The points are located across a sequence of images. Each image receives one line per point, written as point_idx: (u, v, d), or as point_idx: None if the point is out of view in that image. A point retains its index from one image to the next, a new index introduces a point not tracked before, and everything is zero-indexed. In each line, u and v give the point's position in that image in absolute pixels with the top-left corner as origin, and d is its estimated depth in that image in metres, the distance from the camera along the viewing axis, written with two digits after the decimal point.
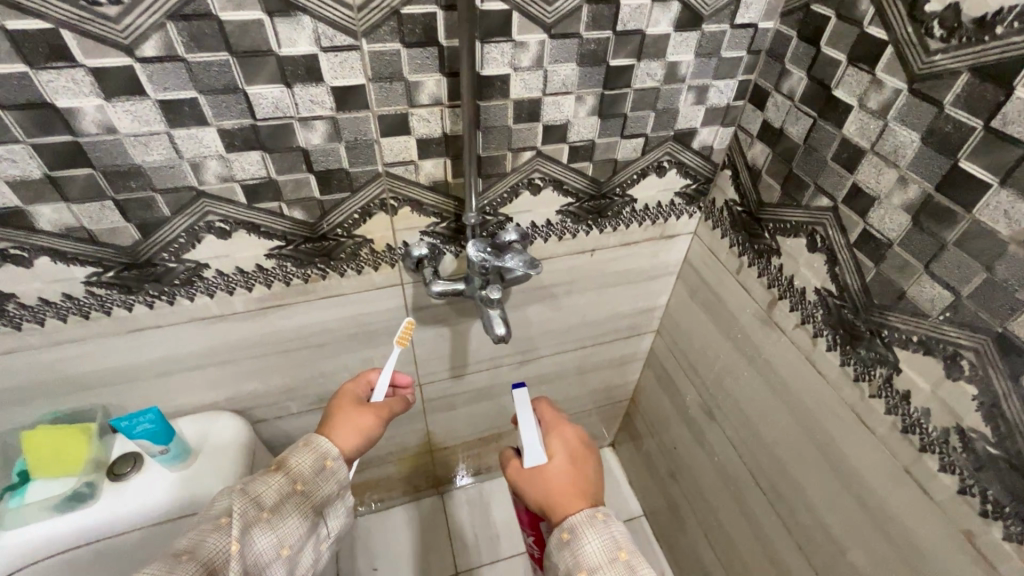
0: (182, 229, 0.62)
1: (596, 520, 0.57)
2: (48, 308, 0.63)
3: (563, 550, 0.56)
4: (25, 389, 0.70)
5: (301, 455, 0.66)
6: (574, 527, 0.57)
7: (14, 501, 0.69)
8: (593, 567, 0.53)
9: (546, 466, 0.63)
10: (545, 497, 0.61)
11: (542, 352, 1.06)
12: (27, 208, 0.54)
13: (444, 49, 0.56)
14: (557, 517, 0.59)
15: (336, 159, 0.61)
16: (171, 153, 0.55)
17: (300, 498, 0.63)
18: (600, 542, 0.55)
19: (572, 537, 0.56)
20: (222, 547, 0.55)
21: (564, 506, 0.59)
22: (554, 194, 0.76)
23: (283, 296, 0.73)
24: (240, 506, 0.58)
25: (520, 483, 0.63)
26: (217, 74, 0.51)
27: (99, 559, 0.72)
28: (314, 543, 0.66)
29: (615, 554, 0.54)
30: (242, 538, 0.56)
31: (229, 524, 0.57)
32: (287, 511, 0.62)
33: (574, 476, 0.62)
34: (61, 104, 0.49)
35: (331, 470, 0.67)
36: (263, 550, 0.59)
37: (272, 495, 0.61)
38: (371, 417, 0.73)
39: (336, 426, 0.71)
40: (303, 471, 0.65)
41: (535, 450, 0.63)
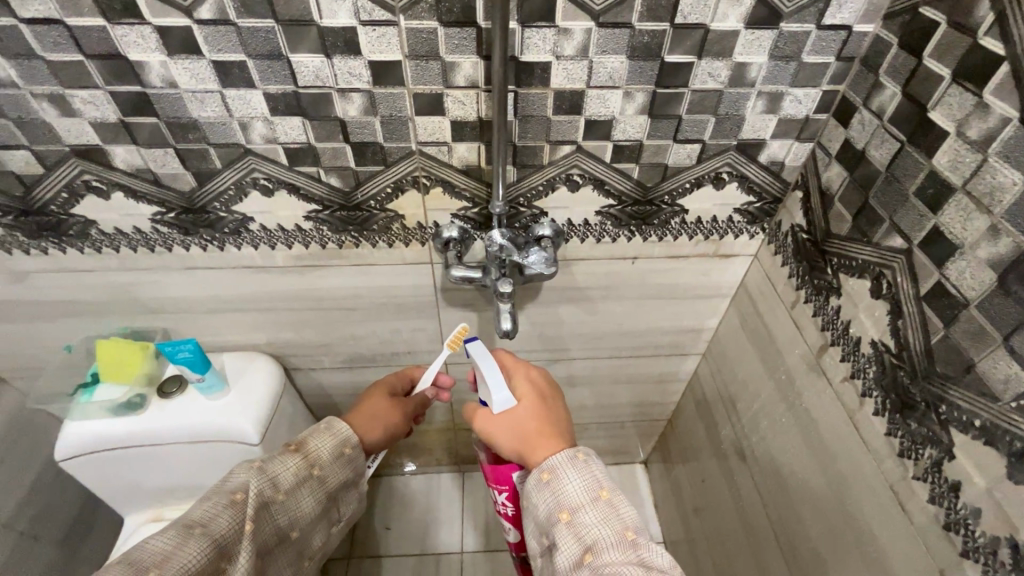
0: (231, 182, 0.67)
1: (576, 460, 0.58)
2: (122, 237, 0.72)
3: (542, 491, 0.57)
4: (102, 304, 0.81)
5: (321, 440, 0.67)
6: (555, 467, 0.57)
7: (85, 397, 0.81)
8: (574, 507, 0.54)
9: (515, 410, 0.62)
10: (519, 444, 0.61)
11: (575, 354, 1.02)
12: (105, 147, 0.62)
13: (481, 30, 0.54)
14: (533, 463, 0.59)
15: (371, 132, 0.63)
16: (222, 111, 0.60)
17: (315, 482, 0.65)
18: (580, 483, 0.56)
19: (552, 479, 0.57)
20: (233, 525, 0.58)
21: (540, 448, 0.60)
22: (594, 193, 0.72)
23: (319, 258, 0.77)
24: (256, 486, 0.61)
25: (489, 433, 0.63)
26: (264, 40, 0.54)
27: (147, 456, 0.83)
28: (322, 527, 0.70)
29: (596, 493, 0.55)
30: (256, 518, 0.60)
31: (244, 502, 0.60)
32: (301, 494, 0.65)
33: (541, 416, 0.62)
34: (132, 57, 0.54)
35: (348, 457, 0.69)
36: (272, 530, 0.63)
37: (290, 477, 0.63)
38: (398, 410, 0.77)
39: (364, 419, 0.74)
40: (323, 453, 0.67)
41: (503, 397, 0.62)
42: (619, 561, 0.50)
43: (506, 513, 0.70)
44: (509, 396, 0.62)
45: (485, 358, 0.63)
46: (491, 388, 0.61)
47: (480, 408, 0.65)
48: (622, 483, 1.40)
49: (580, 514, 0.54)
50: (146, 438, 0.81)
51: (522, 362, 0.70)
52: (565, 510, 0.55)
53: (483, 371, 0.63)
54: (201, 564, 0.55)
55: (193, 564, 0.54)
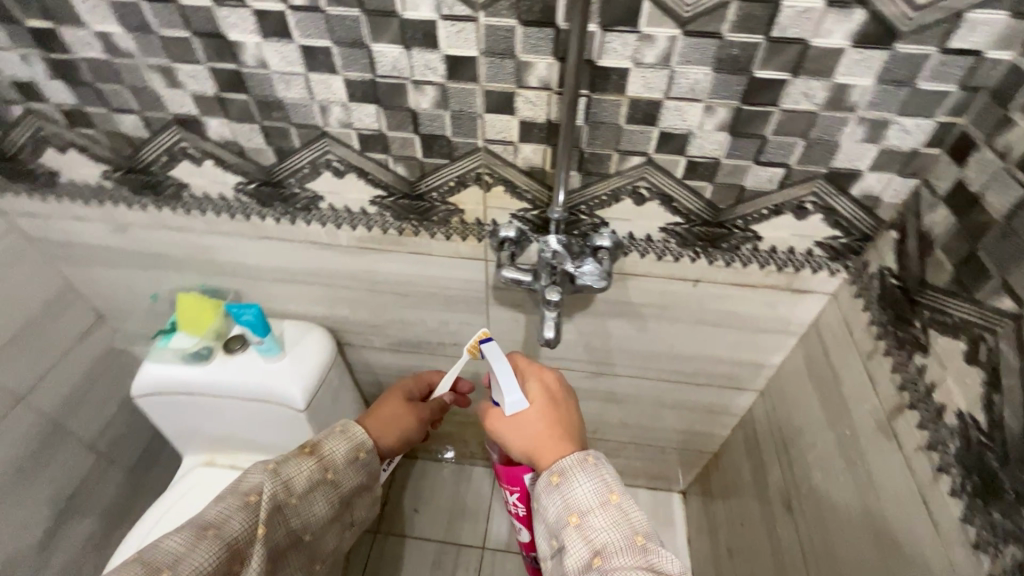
0: (307, 161, 0.70)
1: (586, 463, 0.57)
2: (209, 202, 0.78)
3: (551, 493, 0.56)
4: (186, 260, 0.88)
5: (335, 443, 0.71)
6: (565, 470, 0.57)
7: (161, 342, 0.89)
8: (583, 511, 0.54)
9: (524, 412, 0.61)
10: (529, 447, 0.60)
11: (621, 370, 0.99)
12: (202, 118, 0.67)
13: (560, 31, 0.53)
14: (542, 465, 0.59)
15: (440, 125, 0.63)
16: (305, 94, 0.62)
17: (328, 486, 0.69)
18: (590, 487, 0.55)
19: (563, 481, 0.56)
20: (244, 526, 0.62)
21: (550, 450, 0.59)
22: (660, 208, 0.68)
23: (379, 242, 0.79)
24: (270, 489, 0.64)
25: (500, 432, 0.62)
26: (349, 28, 0.56)
27: (208, 403, 0.90)
28: (335, 530, 0.73)
29: (606, 497, 0.54)
30: (268, 521, 0.64)
31: (257, 505, 0.63)
32: (314, 498, 0.68)
33: (554, 418, 0.61)
34: (232, 37, 0.58)
35: (361, 461, 0.72)
36: (283, 531, 0.66)
37: (303, 481, 0.67)
38: (414, 415, 0.81)
39: (379, 422, 0.77)
40: (336, 456, 0.70)
41: (516, 398, 0.61)
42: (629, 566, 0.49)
43: (518, 513, 0.73)
44: (521, 398, 0.61)
45: (498, 358, 0.62)
46: (504, 388, 0.60)
47: (491, 408, 0.64)
48: (655, 509, 1.34)
49: (590, 518, 0.54)
50: (209, 387, 0.87)
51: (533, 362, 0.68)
52: (574, 513, 0.54)
53: (495, 372, 0.61)
54: (214, 565, 0.59)
55: (207, 564, 0.58)
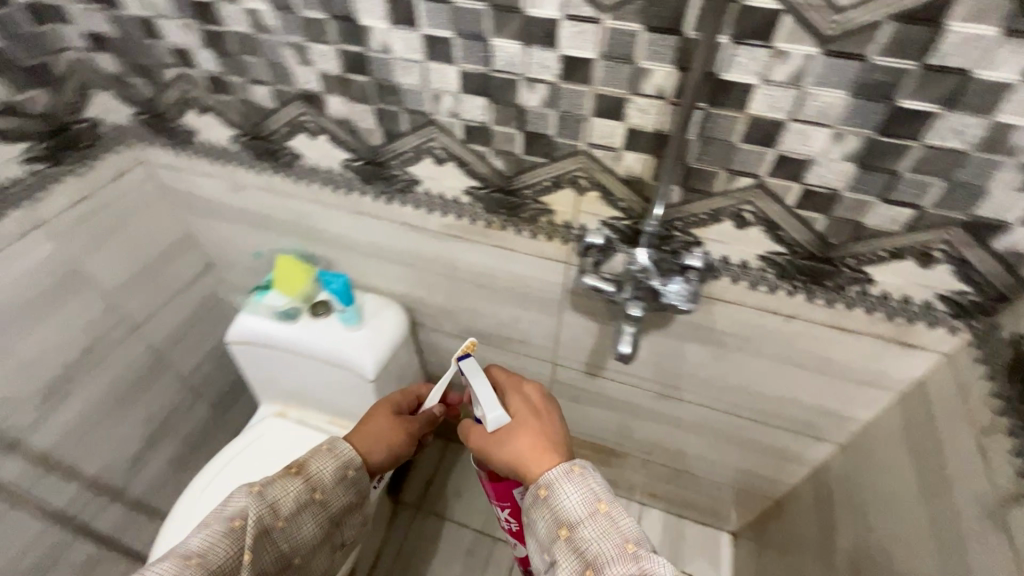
0: (411, 146, 0.73)
1: (571, 473, 0.58)
2: (316, 174, 0.83)
3: (540, 506, 0.57)
4: (287, 225, 0.95)
5: (320, 462, 0.70)
6: (551, 482, 0.58)
7: (257, 298, 0.97)
8: (572, 522, 0.55)
9: (507, 426, 0.64)
10: (517, 460, 0.62)
11: (687, 396, 0.95)
12: (324, 95, 0.72)
13: (685, 40, 0.51)
14: (531, 477, 0.60)
15: (545, 124, 0.63)
16: (421, 81, 0.65)
17: (317, 505, 0.68)
18: (577, 498, 0.56)
19: (551, 493, 0.57)
20: (229, 553, 0.59)
21: (536, 461, 0.61)
22: (762, 235, 0.64)
23: (466, 232, 0.81)
24: (256, 511, 0.62)
25: (487, 449, 0.65)
26: (473, 21, 0.57)
27: (289, 359, 0.96)
28: (325, 551, 0.71)
29: (594, 506, 0.55)
30: (255, 547, 0.61)
31: (243, 529, 0.61)
32: (301, 519, 0.66)
33: (536, 431, 0.64)
34: (364, 22, 0.61)
35: (350, 479, 0.72)
36: (268, 558, 0.63)
37: (290, 502, 0.65)
38: (403, 429, 0.80)
39: (366, 438, 0.78)
40: (324, 477, 0.69)
41: (497, 413, 0.64)
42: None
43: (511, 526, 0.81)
44: (502, 413, 0.65)
45: (477, 378, 0.66)
46: (484, 405, 0.64)
47: (473, 427, 0.68)
48: (700, 544, 1.29)
49: (579, 529, 0.54)
50: (292, 345, 0.94)
51: (514, 380, 0.72)
52: (565, 525, 0.55)
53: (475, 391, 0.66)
54: None
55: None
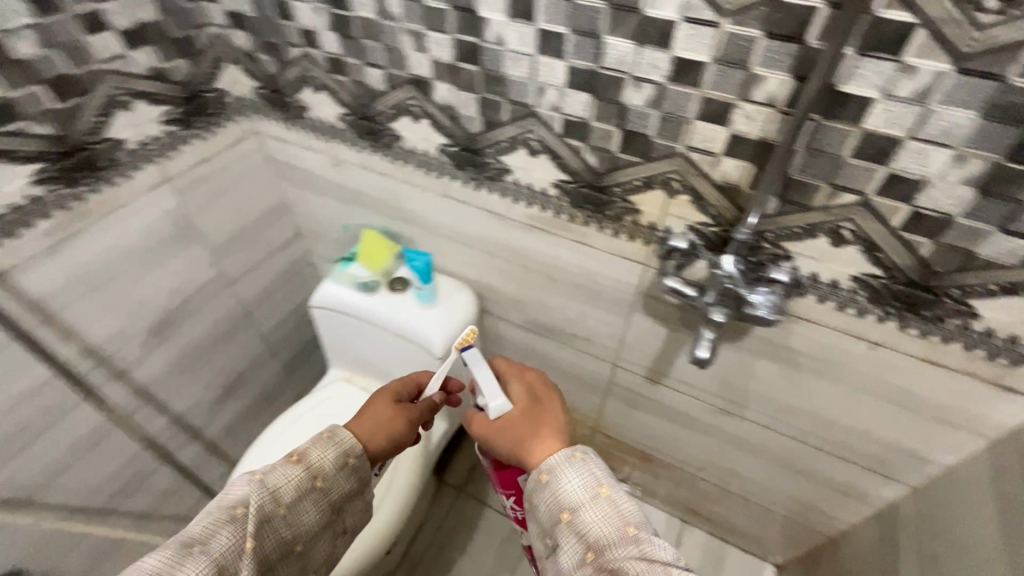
0: (508, 136, 0.76)
1: (574, 459, 0.56)
2: (412, 156, 0.88)
3: (541, 491, 0.56)
4: (377, 202, 1.01)
5: (321, 447, 0.63)
6: (551, 467, 0.56)
7: (341, 268, 1.03)
8: (573, 507, 0.53)
9: (508, 414, 0.61)
10: (518, 449, 0.60)
11: (750, 415, 0.92)
12: (433, 82, 0.76)
13: (807, 49, 0.51)
14: (532, 464, 0.58)
15: (645, 124, 0.64)
16: (528, 74, 0.67)
17: (318, 493, 0.61)
18: (578, 482, 0.54)
19: (552, 479, 0.55)
20: (230, 543, 0.53)
21: (539, 450, 0.58)
22: (858, 255, 0.63)
23: (548, 224, 0.83)
24: (257, 500, 0.56)
25: (487, 436, 0.62)
26: (590, 19, 0.59)
27: (364, 329, 1.02)
28: (327, 539, 0.64)
29: (595, 491, 0.53)
30: (257, 536, 0.55)
31: (245, 518, 0.55)
32: (303, 507, 0.60)
33: (540, 419, 0.61)
34: (483, 14, 0.65)
35: (352, 467, 0.65)
36: (271, 547, 0.57)
37: (291, 489, 0.59)
38: (404, 414, 0.72)
39: (365, 422, 0.70)
40: (327, 465, 0.63)
41: (499, 400, 0.62)
42: (624, 561, 0.48)
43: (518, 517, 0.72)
44: (504, 400, 0.62)
45: (480, 365, 0.64)
46: (486, 390, 0.62)
47: (475, 415, 0.64)
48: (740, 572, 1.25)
49: (580, 513, 0.53)
50: (368, 316, 0.99)
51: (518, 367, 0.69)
52: (566, 509, 0.54)
53: (478, 378, 0.64)
54: None
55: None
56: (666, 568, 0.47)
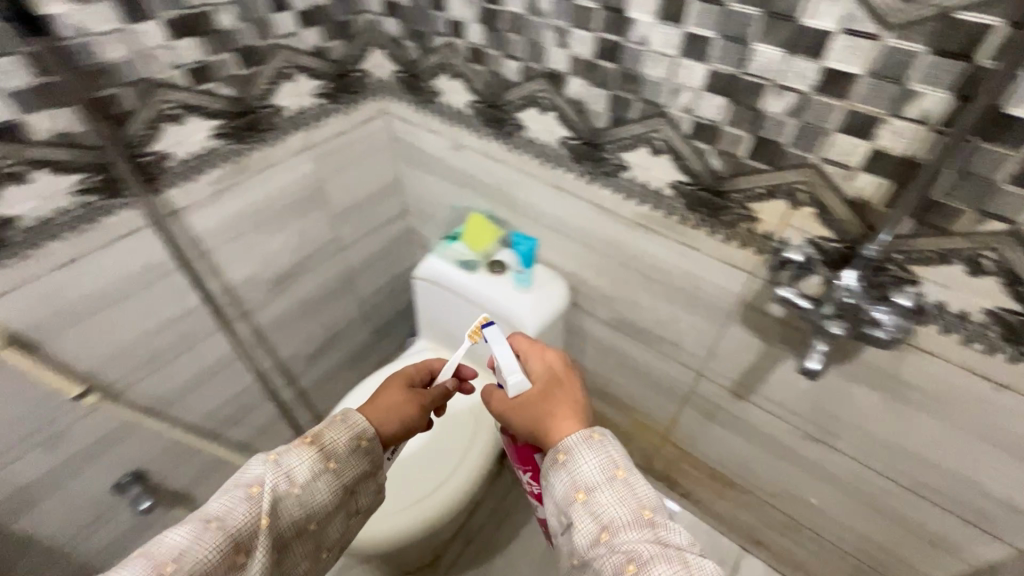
0: (633, 134, 0.79)
1: (591, 441, 0.59)
2: (531, 145, 0.93)
3: (558, 470, 0.59)
4: (488, 188, 1.07)
5: (333, 431, 0.66)
6: (570, 448, 0.60)
7: (445, 246, 1.10)
8: (589, 487, 0.57)
9: (526, 391, 0.67)
10: (537, 425, 0.65)
11: (839, 444, 0.90)
12: (567, 77, 0.80)
13: (974, 68, 0.50)
14: (550, 441, 0.63)
15: (780, 132, 0.65)
16: (666, 75, 0.70)
17: (332, 475, 0.63)
18: (596, 463, 0.58)
19: (569, 460, 0.59)
20: (248, 517, 0.56)
21: (557, 426, 0.63)
22: (997, 288, 0.60)
23: (656, 223, 0.85)
24: (271, 479, 0.59)
25: (508, 413, 0.68)
26: (740, 25, 0.61)
27: (458, 304, 1.08)
28: (340, 518, 0.67)
29: (612, 473, 0.57)
30: (271, 514, 0.58)
31: (261, 496, 0.58)
32: (317, 488, 0.62)
33: (554, 398, 0.66)
34: (631, 15, 0.68)
35: (364, 450, 0.67)
36: (285, 525, 0.60)
37: (305, 470, 0.62)
38: (416, 401, 0.76)
39: (378, 406, 0.73)
40: (336, 448, 0.65)
41: (517, 379, 0.68)
42: (638, 542, 0.52)
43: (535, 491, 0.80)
44: (522, 379, 0.68)
45: (499, 345, 0.69)
46: (504, 369, 0.68)
47: (497, 392, 0.70)
48: None
49: (596, 494, 0.56)
50: (465, 292, 1.05)
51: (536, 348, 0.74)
52: (581, 489, 0.57)
53: (497, 358, 0.69)
54: (216, 560, 0.53)
55: (207, 558, 0.52)
56: (680, 552, 0.51)
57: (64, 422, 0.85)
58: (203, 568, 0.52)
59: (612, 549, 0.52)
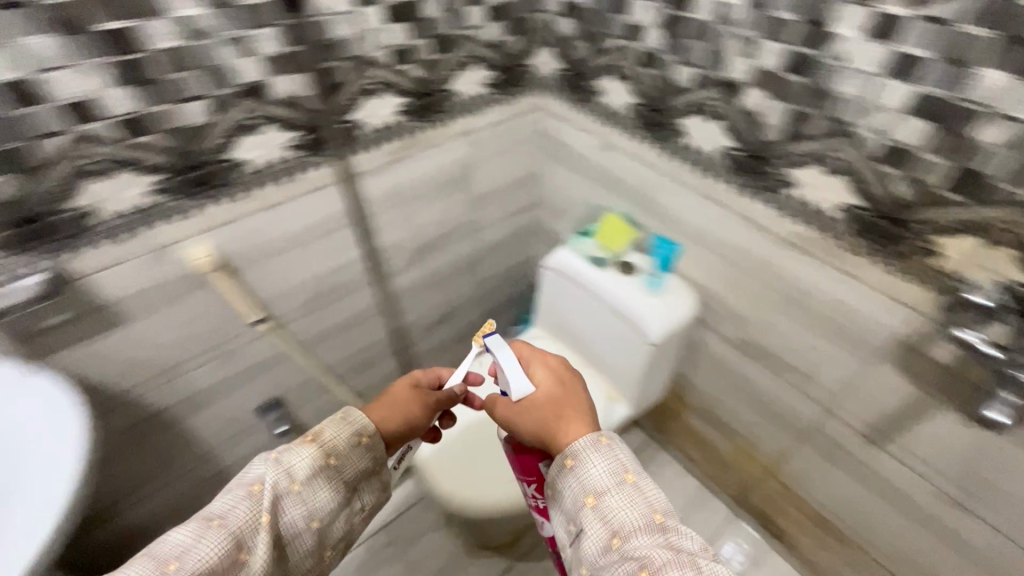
0: (807, 150, 0.77)
1: (599, 444, 0.60)
2: (688, 152, 0.94)
3: (566, 475, 0.60)
4: (629, 190, 1.09)
5: (333, 427, 0.65)
6: (578, 452, 0.60)
7: (577, 240, 1.13)
8: (599, 492, 0.57)
9: (532, 396, 0.65)
10: (543, 431, 0.64)
11: (987, 514, 0.81)
12: (744, 87, 0.80)
13: None
14: (558, 445, 0.62)
15: (989, 164, 0.61)
16: (861, 94, 0.68)
17: (332, 471, 0.63)
18: (605, 466, 0.58)
19: (578, 467, 0.59)
20: (250, 515, 0.57)
21: (565, 430, 0.62)
22: None
23: (813, 245, 0.83)
24: (269, 479, 0.59)
25: (512, 419, 0.66)
26: (966, 48, 0.58)
27: (582, 299, 1.10)
28: (345, 518, 0.66)
29: (621, 476, 0.58)
30: (271, 512, 0.58)
31: (262, 494, 0.59)
32: (317, 486, 0.62)
33: (560, 401, 0.65)
34: (834, 30, 0.67)
35: (365, 446, 0.66)
36: (286, 523, 0.60)
37: (304, 467, 0.61)
38: (425, 403, 0.74)
39: (383, 404, 0.72)
40: (336, 444, 0.64)
41: (520, 384, 0.65)
42: (650, 547, 0.52)
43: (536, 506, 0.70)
44: (526, 383, 0.65)
45: (501, 350, 0.67)
46: (509, 374, 0.66)
47: (497, 399, 0.68)
48: None
49: (606, 498, 0.57)
50: (591, 287, 1.07)
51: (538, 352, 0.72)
52: (593, 494, 0.57)
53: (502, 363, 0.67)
54: (220, 557, 0.54)
55: (209, 555, 0.54)
56: (692, 557, 0.52)
57: (239, 342, 0.99)
58: (206, 564, 0.53)
59: (624, 555, 0.52)
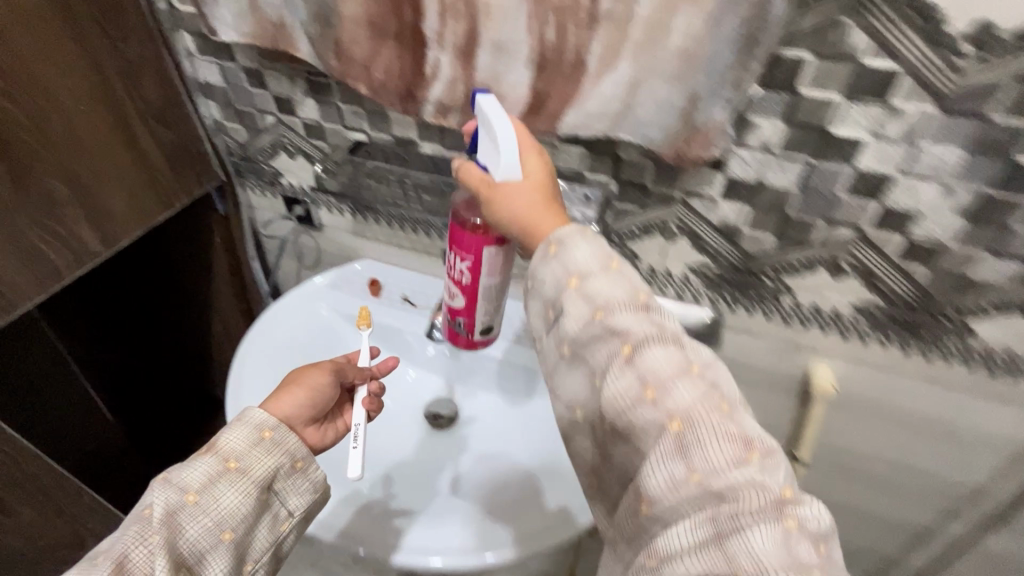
0: None
1: (586, 234, 0.46)
2: None
3: (546, 263, 0.46)
4: None
5: (230, 431, 0.51)
6: (563, 239, 0.45)
7: None
8: (583, 272, 0.44)
9: (520, 181, 0.49)
10: (523, 222, 0.48)
11: None
12: None
13: None
14: (537, 237, 0.48)
15: None
16: None
17: (237, 477, 0.49)
18: (593, 250, 0.45)
19: (559, 254, 0.45)
20: (143, 538, 0.44)
21: (547, 220, 0.48)
22: None
23: None
24: (157, 495, 0.46)
25: (487, 200, 0.50)
26: None
27: None
28: (269, 526, 0.52)
29: (607, 262, 0.45)
30: (173, 528, 0.46)
31: (151, 514, 0.46)
32: (221, 496, 0.48)
33: (547, 188, 0.49)
34: None
35: (274, 441, 0.52)
36: (192, 544, 0.46)
37: (197, 475, 0.48)
38: (330, 376, 0.60)
39: (282, 392, 0.58)
40: (236, 447, 0.50)
41: (509, 161, 0.48)
42: (634, 323, 0.42)
43: (458, 282, 0.62)
44: (514, 163, 0.48)
45: (493, 114, 0.49)
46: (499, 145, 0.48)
47: (474, 173, 0.51)
48: None
49: (590, 279, 0.44)
50: None
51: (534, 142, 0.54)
52: (575, 274, 0.44)
53: (493, 128, 0.49)
54: None
55: None
56: (679, 336, 0.42)
57: None
58: None
59: (609, 332, 0.42)
